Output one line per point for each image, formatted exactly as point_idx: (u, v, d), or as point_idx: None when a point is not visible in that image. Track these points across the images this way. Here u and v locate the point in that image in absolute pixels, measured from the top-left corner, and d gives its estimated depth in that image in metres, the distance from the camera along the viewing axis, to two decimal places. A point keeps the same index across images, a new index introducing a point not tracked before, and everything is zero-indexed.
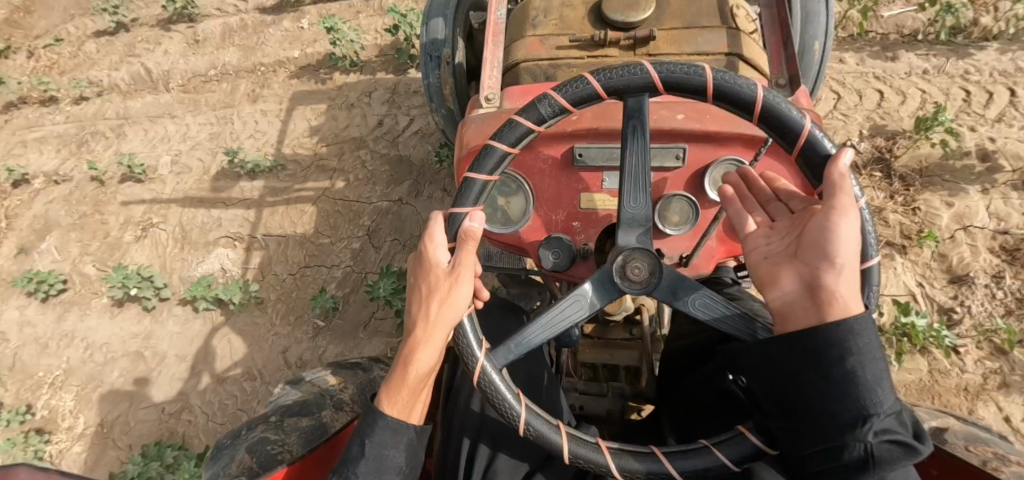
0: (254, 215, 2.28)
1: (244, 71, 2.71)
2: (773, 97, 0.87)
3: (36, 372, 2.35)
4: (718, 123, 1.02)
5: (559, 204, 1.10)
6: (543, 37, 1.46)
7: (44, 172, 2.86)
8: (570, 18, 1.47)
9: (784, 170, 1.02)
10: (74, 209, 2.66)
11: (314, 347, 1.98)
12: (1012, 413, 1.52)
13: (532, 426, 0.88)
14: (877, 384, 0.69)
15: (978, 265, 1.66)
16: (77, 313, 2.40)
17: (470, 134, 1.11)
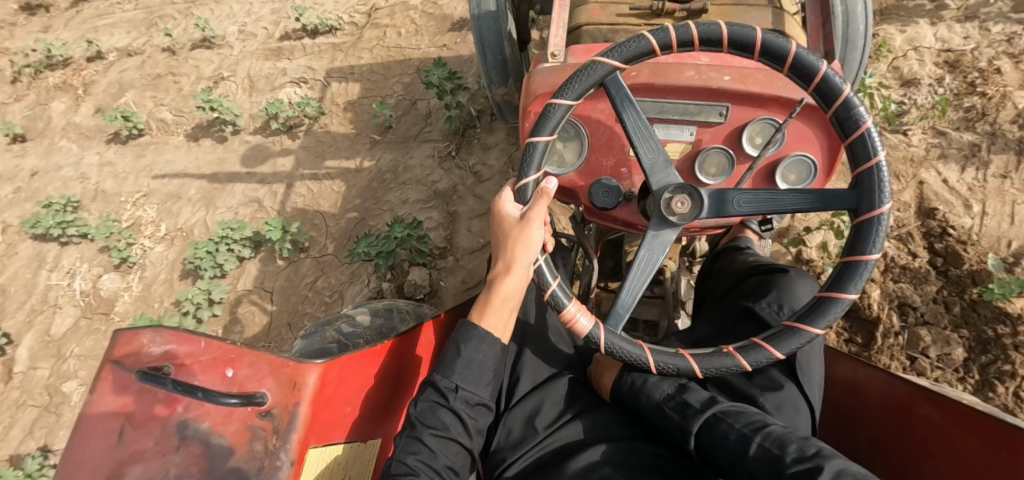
0: (317, 63, 2.66)
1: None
2: (768, 35, 1.03)
3: (119, 197, 2.70)
4: (760, 86, 1.17)
5: (610, 151, 1.28)
6: (604, 5, 1.75)
7: (118, 48, 3.21)
8: None
9: (816, 131, 1.19)
10: (148, 73, 3.02)
11: (372, 155, 2.36)
12: (948, 175, 1.89)
13: (614, 347, 1.07)
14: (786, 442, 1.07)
15: (924, 72, 2.05)
16: (156, 150, 2.76)
17: (539, 84, 1.30)
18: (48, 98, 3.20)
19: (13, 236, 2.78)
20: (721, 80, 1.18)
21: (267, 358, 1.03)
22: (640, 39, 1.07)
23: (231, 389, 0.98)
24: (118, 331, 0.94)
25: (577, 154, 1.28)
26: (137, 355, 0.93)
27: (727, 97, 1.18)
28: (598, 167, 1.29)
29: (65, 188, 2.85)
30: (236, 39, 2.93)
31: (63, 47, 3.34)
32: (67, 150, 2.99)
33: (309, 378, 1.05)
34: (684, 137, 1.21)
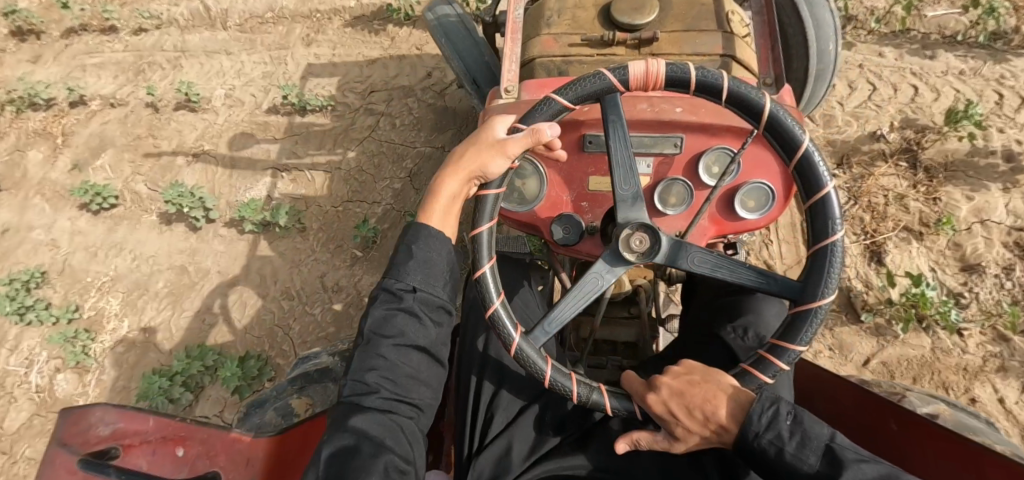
0: (301, 149, 2.41)
1: (300, 15, 2.80)
2: (695, 70, 1.04)
3: (86, 276, 2.53)
4: (711, 116, 1.24)
5: (570, 185, 1.30)
6: (557, 36, 1.64)
7: (102, 94, 2.99)
8: (582, 18, 1.65)
9: (767, 154, 1.23)
10: (129, 132, 2.80)
11: (350, 275, 2.13)
12: (1007, 395, 1.60)
13: (580, 393, 1.06)
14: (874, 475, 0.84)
15: (990, 256, 1.74)
16: (128, 227, 2.57)
17: (493, 114, 1.33)
18: (27, 139, 3.01)
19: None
20: (674, 112, 1.24)
21: (217, 437, 1.12)
22: (549, 102, 1.08)
23: (182, 470, 1.07)
24: (67, 411, 1.04)
25: (539, 189, 1.30)
26: (81, 438, 1.02)
27: (678, 128, 1.24)
28: (559, 201, 1.30)
29: (34, 254, 2.69)
30: (223, 102, 2.69)
31: (50, 85, 3.13)
32: (39, 209, 2.80)
33: (261, 452, 1.13)
34: (640, 170, 1.25)
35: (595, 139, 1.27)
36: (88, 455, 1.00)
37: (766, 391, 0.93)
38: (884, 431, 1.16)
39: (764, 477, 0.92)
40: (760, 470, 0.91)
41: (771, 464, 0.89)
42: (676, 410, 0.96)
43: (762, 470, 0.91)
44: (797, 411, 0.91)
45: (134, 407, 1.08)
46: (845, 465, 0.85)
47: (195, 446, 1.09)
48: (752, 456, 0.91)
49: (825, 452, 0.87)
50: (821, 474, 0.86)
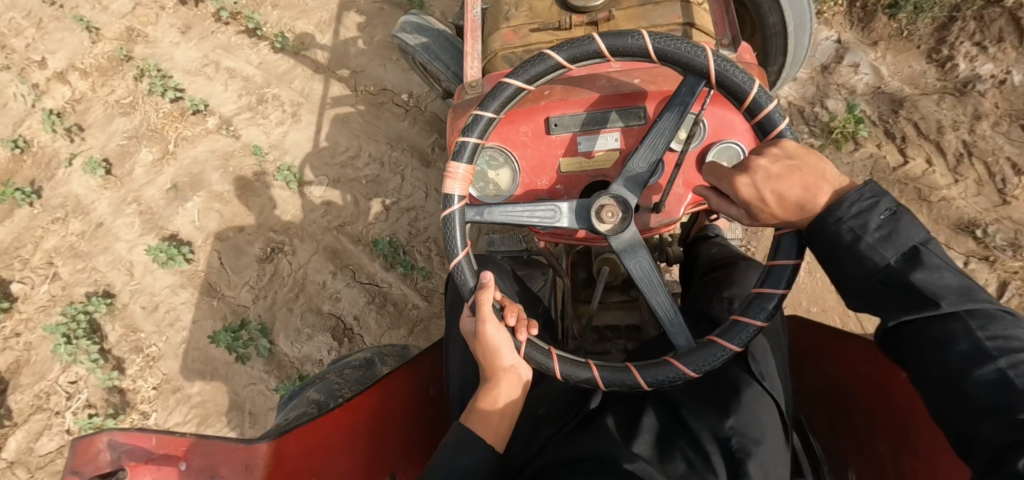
0: (381, 327, 2.32)
1: (439, 130, 2.56)
2: (634, 42, 1.34)
3: (140, 331, 2.43)
4: (664, 81, 1.55)
5: (544, 172, 1.59)
6: (515, 28, 1.88)
7: (223, 113, 2.72)
8: (540, 9, 1.88)
9: (727, 108, 1.49)
10: (228, 178, 2.51)
11: None
12: None
13: (563, 371, 1.36)
14: (996, 324, 0.99)
15: None
16: (190, 295, 2.38)
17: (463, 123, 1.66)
18: (146, 126, 2.89)
19: (50, 302, 2.70)
20: (632, 83, 1.55)
21: (223, 447, 1.33)
22: (501, 88, 1.40)
23: (189, 479, 1.27)
24: (73, 441, 1.20)
25: (511, 180, 1.60)
26: (94, 463, 1.19)
27: (635, 100, 1.53)
28: (537, 184, 1.59)
29: (114, 267, 2.63)
30: (336, 189, 2.47)
31: (187, 75, 3.00)
32: (130, 222, 2.69)
33: (262, 459, 1.34)
34: (606, 143, 1.55)
35: (560, 122, 1.55)
36: (95, 478, 1.18)
37: (869, 185, 1.11)
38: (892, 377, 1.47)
39: (836, 269, 1.13)
40: (831, 254, 1.13)
41: (920, 339, 1.05)
42: (765, 195, 1.20)
43: (857, 267, 1.09)
44: (898, 210, 1.08)
45: (137, 428, 1.25)
46: (920, 278, 1.04)
47: (196, 457, 1.29)
48: (830, 239, 1.12)
49: (907, 272, 1.05)
50: (917, 286, 1.04)
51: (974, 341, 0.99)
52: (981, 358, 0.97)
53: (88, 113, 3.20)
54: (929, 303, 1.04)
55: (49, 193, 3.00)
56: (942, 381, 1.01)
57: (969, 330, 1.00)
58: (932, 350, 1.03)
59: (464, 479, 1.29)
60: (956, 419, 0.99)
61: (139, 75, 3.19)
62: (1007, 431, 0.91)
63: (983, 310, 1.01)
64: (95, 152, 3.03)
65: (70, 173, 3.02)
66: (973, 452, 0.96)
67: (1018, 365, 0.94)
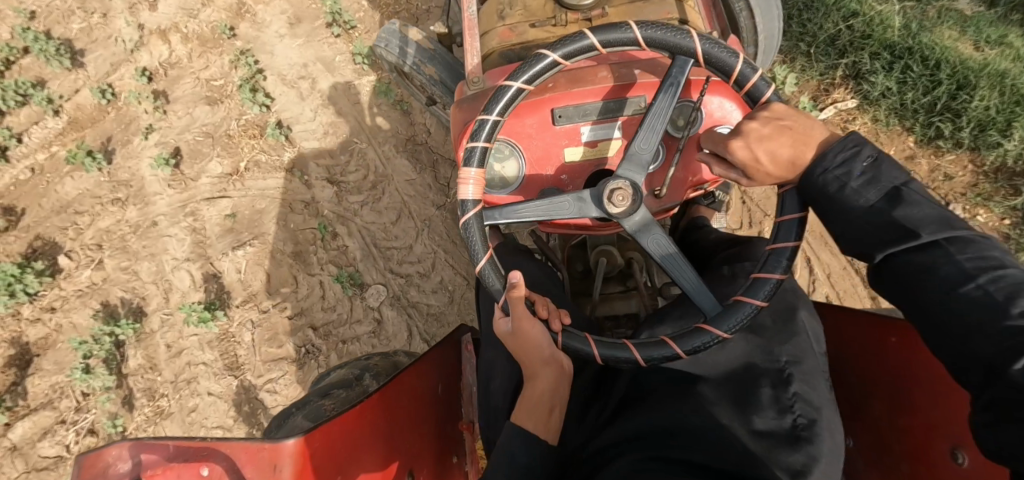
0: None
1: None
2: (648, 32, 1.33)
3: (157, 371, 2.27)
4: (665, 72, 1.52)
5: (548, 162, 1.55)
6: (511, 27, 1.85)
7: (303, 151, 2.45)
8: (534, 7, 1.85)
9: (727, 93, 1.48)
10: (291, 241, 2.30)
11: None
12: None
13: (610, 357, 1.31)
14: (984, 252, 0.98)
15: None
16: (215, 361, 2.22)
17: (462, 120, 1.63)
18: (220, 129, 2.61)
19: (88, 294, 2.59)
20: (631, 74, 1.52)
21: (239, 451, 1.28)
22: (520, 73, 1.36)
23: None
24: (83, 457, 1.15)
25: (517, 173, 1.56)
26: (105, 475, 1.14)
27: (643, 91, 1.50)
28: (542, 176, 1.56)
29: (151, 281, 2.46)
30: (392, 308, 2.29)
31: (280, 82, 2.67)
32: (178, 239, 2.49)
33: (285, 461, 1.29)
34: (613, 137, 1.53)
35: (565, 113, 1.51)
36: None
37: (855, 136, 1.14)
38: (885, 343, 1.44)
39: (829, 221, 1.14)
40: (822, 203, 1.15)
41: (911, 278, 1.02)
42: (760, 156, 1.24)
43: (842, 209, 1.11)
44: (878, 156, 1.11)
45: (153, 439, 1.21)
46: (901, 206, 1.06)
47: (218, 462, 1.24)
48: (819, 188, 1.15)
49: (884, 200, 1.08)
50: (902, 215, 1.05)
51: (968, 275, 0.96)
52: (974, 284, 0.95)
53: (176, 85, 3.01)
54: (906, 220, 1.04)
55: (121, 168, 2.86)
56: (943, 327, 0.97)
57: (957, 251, 0.99)
58: (924, 288, 1.00)
59: (527, 476, 1.23)
60: (947, 342, 0.96)
61: (235, 58, 2.95)
62: (999, 341, 0.88)
63: (964, 237, 1.00)
64: (171, 134, 2.84)
65: (145, 146, 2.88)
66: (969, 374, 0.92)
67: (998, 279, 0.93)
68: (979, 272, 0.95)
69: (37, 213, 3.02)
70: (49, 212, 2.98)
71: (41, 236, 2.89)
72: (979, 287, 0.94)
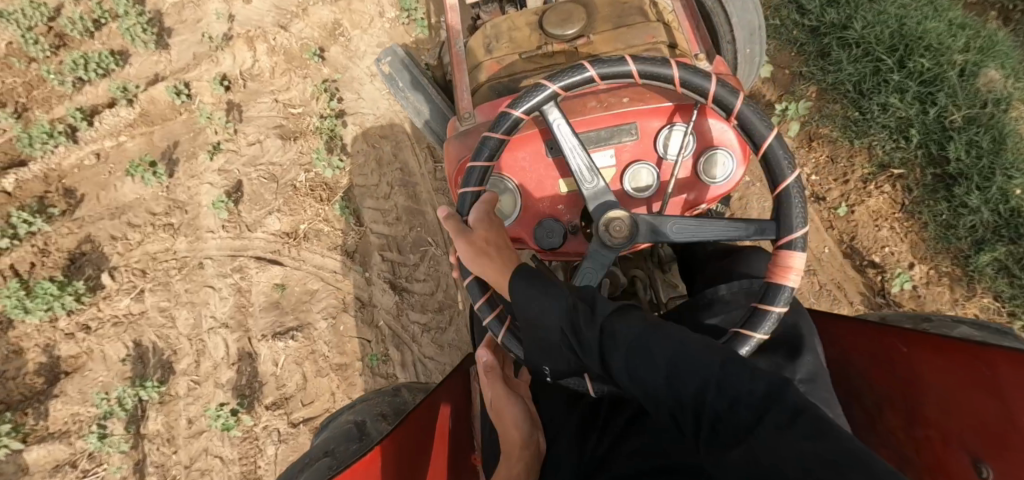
0: None
1: None
2: (631, 67, 1.33)
3: (173, 450, 2.11)
4: (653, 97, 1.57)
5: (546, 193, 1.64)
6: (499, 59, 2.06)
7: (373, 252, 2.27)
8: (518, 39, 2.08)
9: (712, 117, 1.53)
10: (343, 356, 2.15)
11: None
12: None
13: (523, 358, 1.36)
14: (659, 343, 1.07)
15: None
16: (235, 462, 2.07)
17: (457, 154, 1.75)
18: (286, 179, 2.39)
19: (120, 323, 2.40)
20: (622, 103, 1.57)
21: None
22: (509, 111, 1.37)
23: None
24: None
25: (514, 203, 1.64)
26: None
27: (632, 117, 1.55)
28: (538, 203, 1.64)
29: (186, 335, 2.26)
30: None
31: (364, 142, 2.41)
32: (220, 295, 2.27)
33: None
34: (605, 163, 1.59)
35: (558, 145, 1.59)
36: None
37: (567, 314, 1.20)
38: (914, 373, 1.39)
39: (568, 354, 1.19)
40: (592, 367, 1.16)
41: (685, 362, 1.03)
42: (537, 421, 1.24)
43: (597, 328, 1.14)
44: (547, 281, 1.27)
45: None
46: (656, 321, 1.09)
47: None
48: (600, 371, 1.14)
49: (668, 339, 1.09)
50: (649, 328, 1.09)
51: (750, 380, 0.95)
52: (714, 378, 0.98)
53: (252, 102, 2.77)
54: (700, 350, 1.04)
55: (181, 187, 2.63)
56: (710, 395, 0.97)
57: (741, 376, 0.96)
58: (721, 392, 0.96)
59: None
60: (708, 403, 0.96)
61: (318, 87, 2.66)
62: (749, 394, 0.93)
63: (718, 351, 1.03)
64: (234, 161, 2.60)
65: (208, 167, 2.62)
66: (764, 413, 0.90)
67: (764, 377, 0.95)
68: (749, 374, 0.96)
69: (92, 207, 2.88)
70: (104, 210, 2.84)
71: (91, 238, 2.74)
72: (760, 382, 0.94)
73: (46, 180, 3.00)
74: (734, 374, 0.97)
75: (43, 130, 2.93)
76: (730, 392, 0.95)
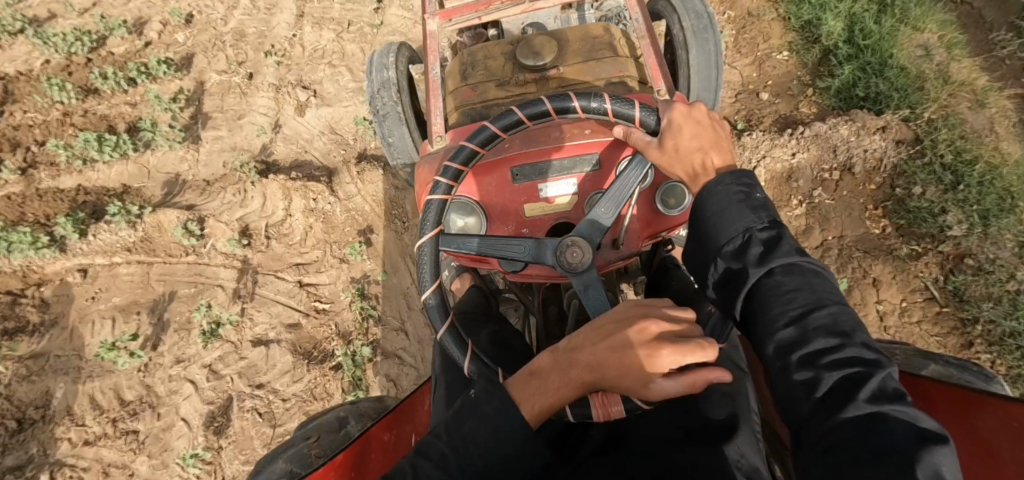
0: None
1: None
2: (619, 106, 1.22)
3: None
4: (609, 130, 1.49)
5: (508, 219, 1.48)
6: (473, 87, 2.05)
7: None
8: (493, 67, 2.08)
9: None
10: None
11: None
12: None
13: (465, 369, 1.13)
14: (782, 271, 1.00)
15: None
16: None
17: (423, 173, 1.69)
18: (283, 431, 1.90)
19: None
20: (581, 132, 1.49)
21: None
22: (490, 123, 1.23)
23: None
24: None
25: (478, 227, 1.48)
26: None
27: (593, 148, 1.46)
28: (501, 230, 1.48)
29: None
30: None
31: None
32: None
33: None
34: (563, 190, 1.47)
35: (523, 171, 1.48)
36: None
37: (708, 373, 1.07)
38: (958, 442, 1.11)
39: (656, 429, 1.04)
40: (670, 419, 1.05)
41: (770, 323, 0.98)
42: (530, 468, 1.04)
43: (745, 298, 1.03)
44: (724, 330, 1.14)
45: None
46: (813, 324, 0.94)
47: None
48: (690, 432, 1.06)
49: (802, 342, 0.94)
50: (807, 317, 0.95)
51: (780, 275, 1.00)
52: (812, 322, 0.94)
53: (270, 274, 2.18)
54: (839, 382, 0.88)
55: (161, 373, 2.09)
56: (809, 400, 0.89)
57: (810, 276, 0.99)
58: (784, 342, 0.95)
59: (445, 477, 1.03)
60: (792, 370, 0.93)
61: (350, 294, 2.10)
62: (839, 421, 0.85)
63: (797, 267, 1.00)
64: (230, 361, 2.04)
65: (198, 357, 2.07)
66: (810, 404, 0.89)
67: (825, 287, 0.98)
68: (801, 280, 0.99)
69: (61, 342, 2.33)
70: (71, 355, 2.29)
71: (47, 392, 2.22)
72: (796, 289, 0.98)
73: (25, 278, 2.47)
74: (788, 296, 0.98)
75: (27, 234, 2.40)
76: (848, 413, 0.85)
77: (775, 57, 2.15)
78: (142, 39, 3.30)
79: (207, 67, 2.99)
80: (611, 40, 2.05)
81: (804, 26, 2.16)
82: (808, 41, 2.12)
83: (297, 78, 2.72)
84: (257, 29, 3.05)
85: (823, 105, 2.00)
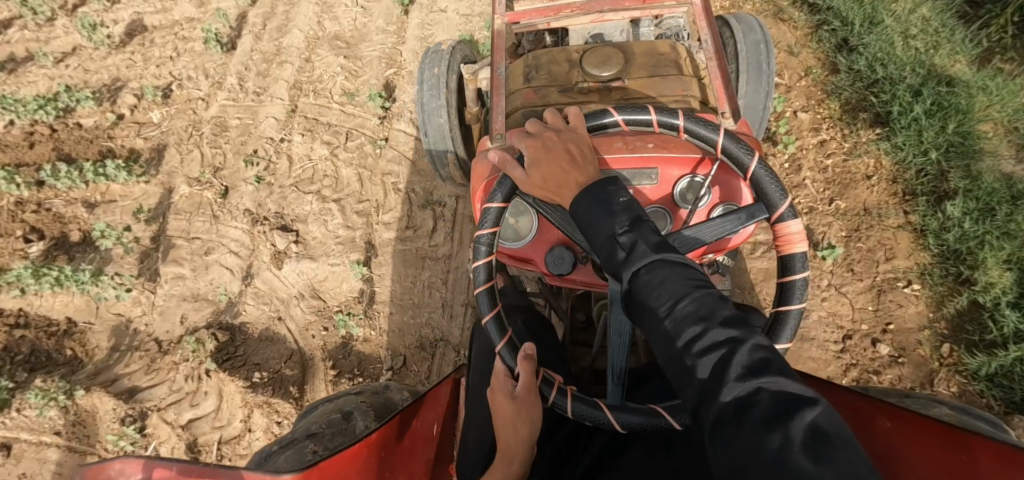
0: None
1: None
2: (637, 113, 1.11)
3: None
4: (682, 147, 1.26)
5: None
6: (535, 89, 1.69)
7: None
8: (556, 72, 1.71)
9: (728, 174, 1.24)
10: None
11: None
12: None
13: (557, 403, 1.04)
14: (655, 292, 0.87)
15: None
16: None
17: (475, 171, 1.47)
18: None
19: None
20: (646, 146, 1.26)
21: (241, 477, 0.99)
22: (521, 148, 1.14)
23: None
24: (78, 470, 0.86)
25: (528, 228, 1.29)
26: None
27: (654, 162, 1.25)
28: (549, 236, 1.29)
29: None
30: None
31: None
32: None
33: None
34: None
35: None
36: None
37: None
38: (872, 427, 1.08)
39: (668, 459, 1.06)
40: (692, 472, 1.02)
41: (668, 364, 0.84)
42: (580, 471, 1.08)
43: (629, 305, 0.92)
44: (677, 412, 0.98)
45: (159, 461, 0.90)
46: (681, 313, 0.83)
47: None
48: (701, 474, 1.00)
49: (710, 360, 0.79)
50: (676, 313, 0.84)
51: (649, 296, 0.87)
52: (678, 311, 0.84)
53: None
54: (714, 364, 0.78)
55: None
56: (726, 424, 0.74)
57: (680, 272, 0.87)
58: (680, 370, 0.82)
59: None
60: (695, 403, 0.80)
61: None
62: (751, 440, 0.70)
63: (660, 268, 0.88)
64: None
65: None
66: (711, 415, 0.76)
67: (699, 297, 0.84)
68: (676, 287, 0.86)
69: None
70: None
71: None
72: (670, 307, 0.85)
73: None
74: (665, 324, 0.84)
75: None
76: (726, 404, 0.75)
77: (904, 288, 1.63)
78: (113, 111, 2.83)
79: (179, 168, 2.51)
80: (679, 57, 1.69)
81: (945, 252, 1.65)
82: (951, 281, 1.62)
83: (277, 209, 2.21)
84: (241, 121, 2.57)
85: (971, 389, 1.51)
